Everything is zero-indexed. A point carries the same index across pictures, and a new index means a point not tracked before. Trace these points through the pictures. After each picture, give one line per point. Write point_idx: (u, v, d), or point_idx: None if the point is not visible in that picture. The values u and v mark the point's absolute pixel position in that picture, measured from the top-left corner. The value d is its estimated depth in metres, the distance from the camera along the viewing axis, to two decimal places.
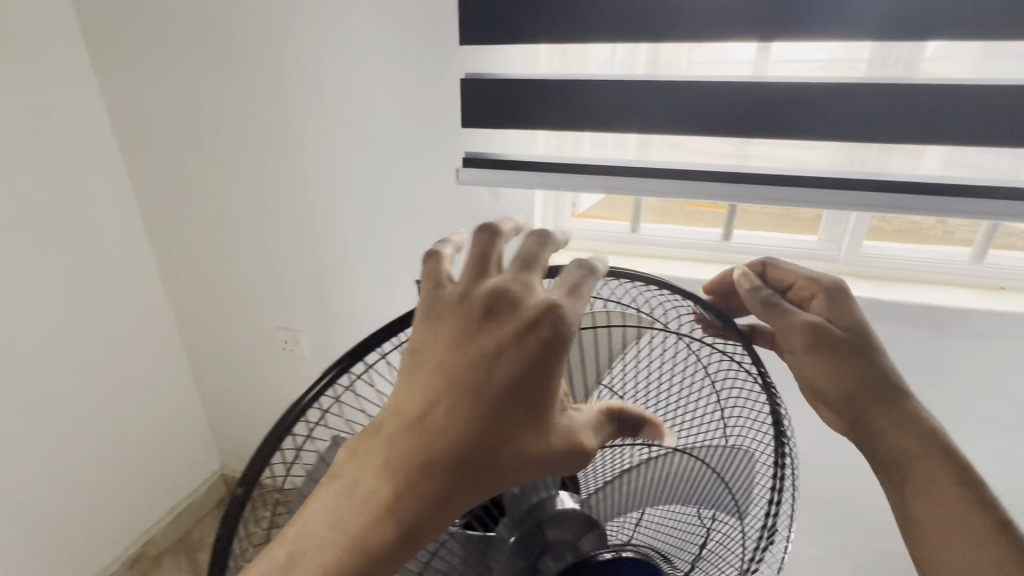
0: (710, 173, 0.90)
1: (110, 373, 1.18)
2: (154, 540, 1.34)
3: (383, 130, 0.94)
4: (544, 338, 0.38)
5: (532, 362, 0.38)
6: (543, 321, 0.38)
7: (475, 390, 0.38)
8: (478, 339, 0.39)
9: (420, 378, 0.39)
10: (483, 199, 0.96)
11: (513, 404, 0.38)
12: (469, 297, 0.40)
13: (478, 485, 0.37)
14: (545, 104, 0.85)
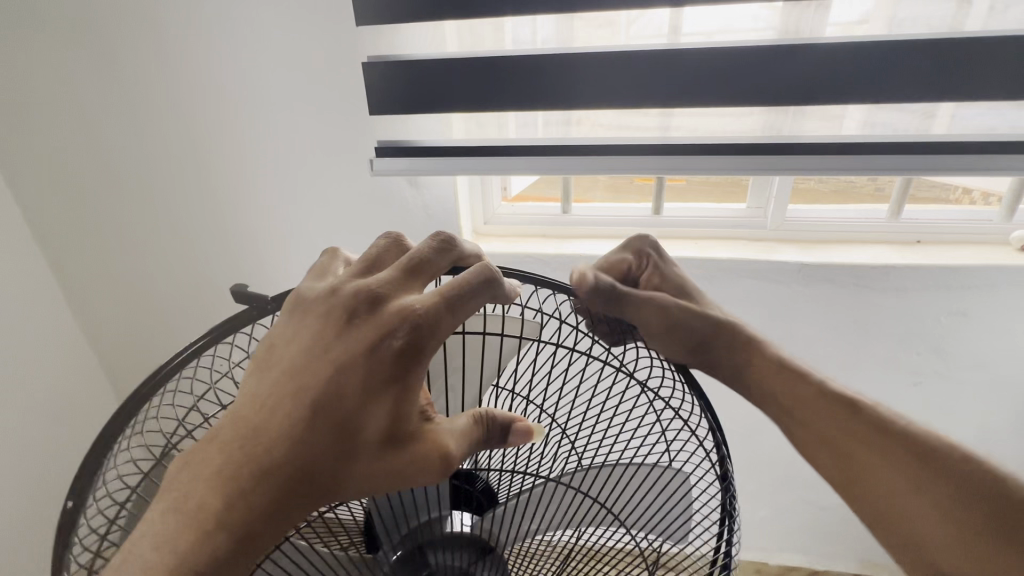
0: (634, 147, 0.88)
1: None
2: None
3: (290, 130, 0.85)
4: (399, 344, 0.38)
5: (384, 365, 0.38)
6: (401, 325, 0.38)
7: (321, 399, 0.37)
8: (336, 342, 0.39)
9: (267, 384, 0.39)
10: (402, 190, 0.91)
11: (362, 410, 0.38)
12: (337, 299, 0.40)
13: (307, 496, 0.37)
14: (456, 85, 0.80)
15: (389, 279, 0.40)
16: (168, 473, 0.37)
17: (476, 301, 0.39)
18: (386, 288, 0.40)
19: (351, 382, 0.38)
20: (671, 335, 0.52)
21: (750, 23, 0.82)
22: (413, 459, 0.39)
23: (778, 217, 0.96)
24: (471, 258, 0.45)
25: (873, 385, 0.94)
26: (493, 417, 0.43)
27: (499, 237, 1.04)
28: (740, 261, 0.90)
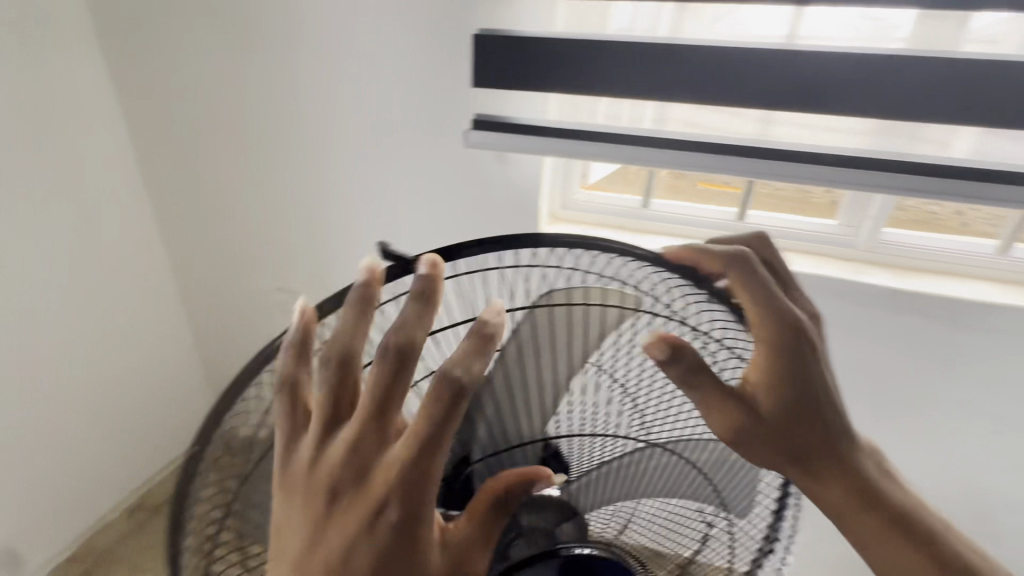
0: (715, 146, 0.84)
1: (104, 337, 1.17)
2: (152, 490, 1.33)
3: (387, 93, 0.89)
4: (397, 493, 0.31)
5: (392, 524, 0.31)
6: (391, 474, 0.31)
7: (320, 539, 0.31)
8: (317, 484, 0.32)
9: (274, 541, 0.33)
10: (489, 166, 0.91)
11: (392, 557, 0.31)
12: (312, 464, 0.33)
13: None
14: (563, 65, 0.80)
15: (355, 427, 0.32)
16: None
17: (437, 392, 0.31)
18: (357, 442, 0.32)
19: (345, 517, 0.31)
20: (796, 403, 0.44)
21: (879, 30, 0.77)
22: None
23: (871, 239, 0.92)
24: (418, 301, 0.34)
25: (948, 427, 0.89)
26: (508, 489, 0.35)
27: (574, 222, 1.02)
28: (825, 278, 0.86)
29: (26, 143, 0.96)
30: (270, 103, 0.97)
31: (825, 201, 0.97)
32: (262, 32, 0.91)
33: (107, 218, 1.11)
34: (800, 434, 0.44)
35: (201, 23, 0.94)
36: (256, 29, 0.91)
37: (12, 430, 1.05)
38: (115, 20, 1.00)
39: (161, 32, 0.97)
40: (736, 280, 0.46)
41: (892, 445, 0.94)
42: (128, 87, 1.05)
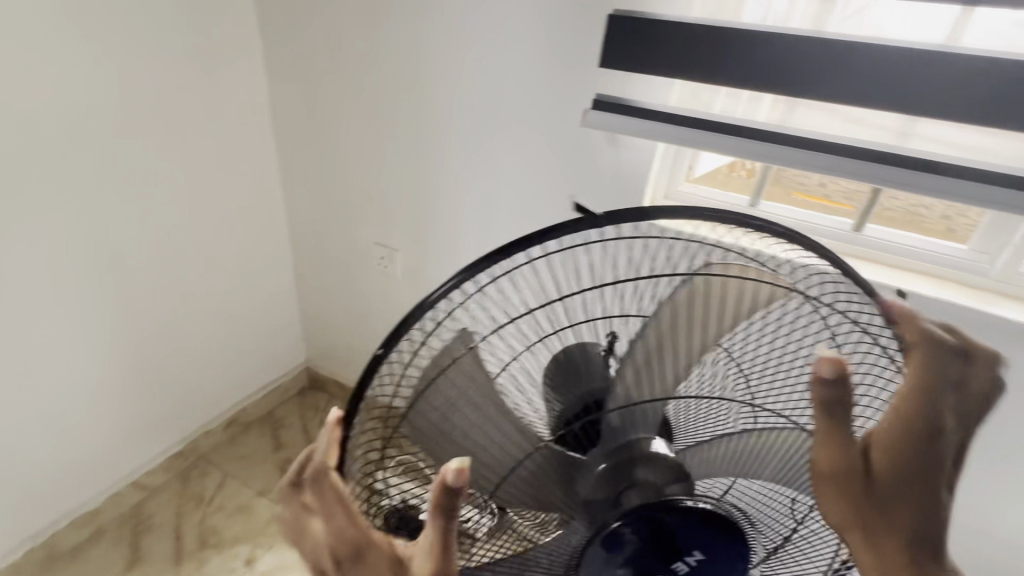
0: (854, 150, 0.76)
1: (225, 265, 1.29)
2: (245, 410, 1.47)
3: (507, 67, 0.93)
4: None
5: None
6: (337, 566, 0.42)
7: None
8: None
9: None
10: (598, 147, 0.92)
11: None
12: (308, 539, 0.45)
13: None
14: (689, 51, 0.77)
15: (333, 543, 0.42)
16: None
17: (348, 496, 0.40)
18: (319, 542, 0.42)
19: None
20: (891, 469, 0.42)
21: None
22: None
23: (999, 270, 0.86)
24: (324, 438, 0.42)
25: None
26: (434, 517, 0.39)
27: None
28: (944, 303, 0.81)
29: (188, 84, 1.09)
30: (398, 67, 1.04)
31: (949, 223, 0.91)
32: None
33: (240, 160, 1.23)
34: (876, 522, 0.43)
35: None
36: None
37: (146, 334, 1.18)
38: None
39: None
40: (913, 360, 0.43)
41: (986, 487, 0.88)
42: (273, 45, 1.16)
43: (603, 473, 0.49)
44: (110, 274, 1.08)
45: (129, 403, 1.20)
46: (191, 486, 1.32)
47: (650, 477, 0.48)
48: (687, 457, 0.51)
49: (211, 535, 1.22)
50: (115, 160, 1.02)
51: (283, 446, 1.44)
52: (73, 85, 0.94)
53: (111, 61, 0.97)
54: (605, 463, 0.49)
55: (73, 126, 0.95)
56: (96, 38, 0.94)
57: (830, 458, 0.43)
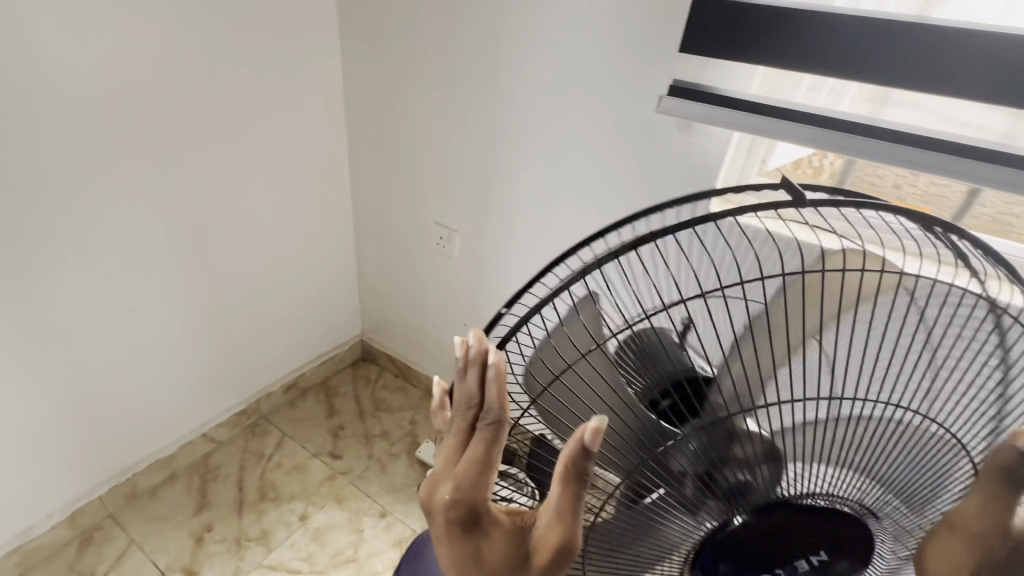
0: (953, 147, 0.70)
1: (293, 236, 1.36)
2: (304, 375, 1.55)
3: (581, 48, 0.93)
4: (461, 525, 0.42)
5: (465, 544, 0.42)
6: (450, 507, 0.42)
7: (458, 555, 0.42)
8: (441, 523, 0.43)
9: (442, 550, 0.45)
10: (670, 134, 0.90)
11: (502, 559, 0.41)
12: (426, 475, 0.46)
13: None
14: (775, 36, 0.74)
15: (459, 477, 0.42)
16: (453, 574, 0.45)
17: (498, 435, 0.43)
18: (444, 474, 0.43)
19: (466, 543, 0.42)
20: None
21: None
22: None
23: None
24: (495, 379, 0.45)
25: None
26: (569, 474, 0.40)
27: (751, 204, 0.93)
28: None
29: (270, 61, 1.14)
30: (470, 46, 1.05)
31: None
32: None
33: (313, 135, 1.29)
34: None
35: None
36: None
37: (221, 299, 1.26)
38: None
39: None
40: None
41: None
42: (351, 24, 1.20)
43: (702, 447, 0.48)
44: (194, 241, 1.15)
45: (203, 362, 1.29)
46: (253, 442, 1.41)
47: (752, 448, 0.47)
48: (781, 440, 0.49)
49: (270, 490, 1.30)
50: (203, 132, 1.08)
51: (336, 412, 1.52)
52: (172, 59, 0.99)
53: (208, 34, 1.02)
54: (702, 438, 0.48)
55: (168, 98, 1.01)
56: (194, 15, 0.99)
57: (977, 515, 0.40)
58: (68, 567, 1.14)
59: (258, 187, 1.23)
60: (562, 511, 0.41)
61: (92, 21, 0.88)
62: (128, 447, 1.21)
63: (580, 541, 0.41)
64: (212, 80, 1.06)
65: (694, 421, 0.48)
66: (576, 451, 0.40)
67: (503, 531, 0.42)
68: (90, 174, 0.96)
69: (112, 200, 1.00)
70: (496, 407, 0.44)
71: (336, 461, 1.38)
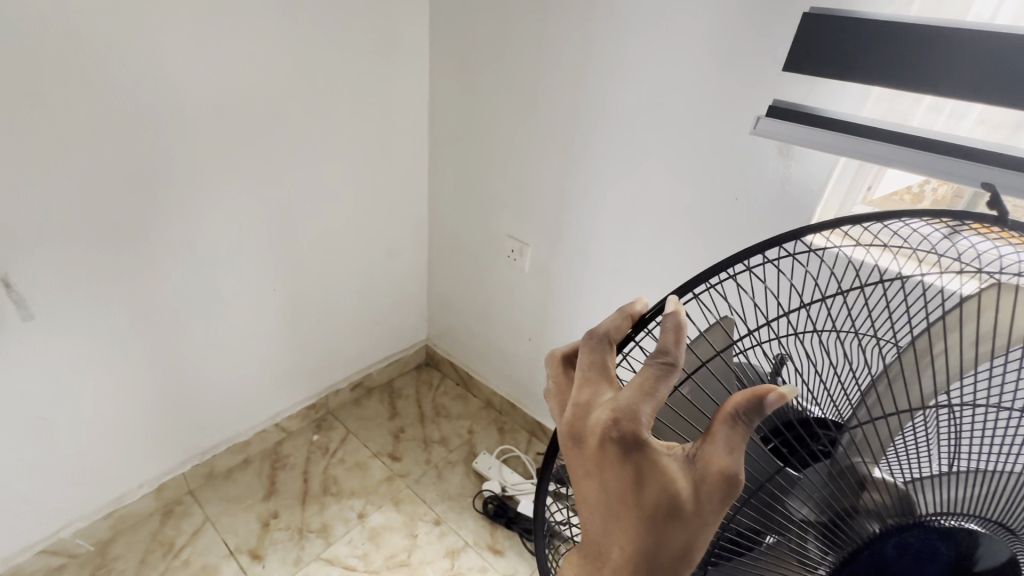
0: None
1: (370, 240, 1.41)
2: (371, 375, 1.60)
3: (672, 64, 0.90)
4: (620, 449, 0.34)
5: (618, 472, 0.35)
6: (610, 428, 0.35)
7: (608, 482, 0.35)
8: (592, 445, 0.36)
9: (580, 486, 0.37)
10: (766, 156, 0.85)
11: (660, 494, 0.34)
12: (565, 405, 0.40)
13: (660, 558, 0.34)
14: (896, 57, 0.67)
15: (624, 396, 0.35)
16: (588, 521, 0.37)
17: (670, 376, 0.36)
18: (599, 398, 0.37)
19: (617, 471, 0.35)
20: None
21: None
22: (700, 522, 0.34)
23: None
24: (676, 320, 0.38)
25: None
26: (739, 413, 0.34)
27: None
28: None
29: (362, 74, 1.20)
30: (555, 61, 1.05)
31: None
32: None
33: (396, 146, 1.34)
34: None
35: None
36: None
37: (299, 296, 1.33)
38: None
39: None
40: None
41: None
42: (441, 40, 1.24)
43: (827, 486, 0.45)
44: (281, 240, 1.22)
45: (280, 355, 1.36)
46: (320, 436, 1.47)
47: (891, 496, 0.43)
48: (919, 493, 0.43)
49: (332, 485, 1.35)
50: (297, 140, 1.15)
51: (398, 415, 1.55)
52: (277, 72, 1.06)
53: (308, 50, 1.09)
54: (826, 484, 0.45)
55: (269, 108, 1.08)
56: (298, 32, 1.06)
57: None
58: (151, 535, 1.23)
59: (343, 195, 1.29)
60: (732, 445, 0.34)
61: (212, 37, 0.96)
62: (211, 429, 1.30)
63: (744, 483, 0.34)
64: (309, 93, 1.13)
65: (818, 465, 0.45)
66: (755, 395, 0.34)
67: (666, 462, 0.34)
68: (199, 177, 1.04)
69: (215, 200, 1.08)
70: (673, 346, 0.37)
71: (395, 462, 1.41)
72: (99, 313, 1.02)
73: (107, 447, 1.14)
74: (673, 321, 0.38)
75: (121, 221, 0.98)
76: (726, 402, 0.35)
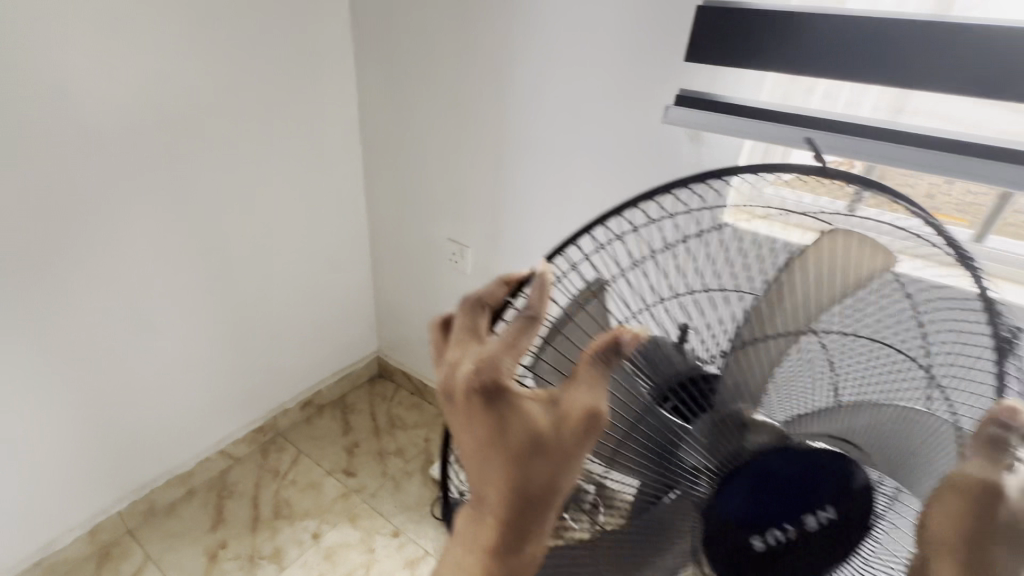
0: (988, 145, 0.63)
1: (307, 253, 1.37)
2: (321, 393, 1.56)
3: (586, 59, 0.93)
4: (484, 399, 0.34)
5: (484, 423, 0.34)
6: (473, 381, 0.34)
7: (478, 434, 0.35)
8: (461, 400, 0.35)
9: (457, 441, 0.37)
10: (679, 144, 0.88)
11: (525, 437, 0.34)
12: (440, 366, 0.39)
13: (532, 498, 0.35)
14: (781, 44, 0.71)
15: (487, 349, 0.35)
16: (467, 472, 0.37)
17: (535, 325, 0.36)
18: (468, 351, 0.37)
19: (484, 420, 0.34)
20: None
21: None
22: (567, 461, 0.34)
23: None
24: (542, 275, 0.38)
25: None
26: (601, 353, 0.36)
27: None
28: None
29: (285, 84, 1.17)
30: (478, 62, 1.06)
31: None
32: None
33: (328, 155, 1.32)
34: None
35: None
36: None
37: (234, 316, 1.27)
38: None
39: None
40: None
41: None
42: (365, 45, 1.23)
43: (709, 434, 0.46)
44: (211, 258, 1.18)
45: (222, 377, 1.31)
46: (270, 459, 1.41)
47: (772, 431, 0.44)
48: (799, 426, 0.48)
49: (284, 507, 1.30)
50: (220, 154, 1.11)
51: (352, 430, 1.51)
52: (191, 83, 1.03)
53: (226, 62, 1.06)
54: (710, 430, 0.47)
55: (185, 122, 1.04)
56: (211, 43, 1.03)
57: None
58: None
59: (277, 208, 1.26)
60: (594, 384, 0.35)
61: (116, 51, 0.92)
62: (149, 462, 1.23)
63: (608, 419, 0.35)
64: (231, 106, 1.09)
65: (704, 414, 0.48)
66: (615, 335, 0.36)
67: (530, 407, 0.35)
68: (115, 197, 0.99)
69: (133, 220, 1.03)
70: (538, 298, 0.37)
71: (350, 478, 1.37)
72: (8, 348, 0.96)
73: (27, 493, 1.06)
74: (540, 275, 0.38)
75: (23, 248, 0.92)
76: (591, 345, 0.37)
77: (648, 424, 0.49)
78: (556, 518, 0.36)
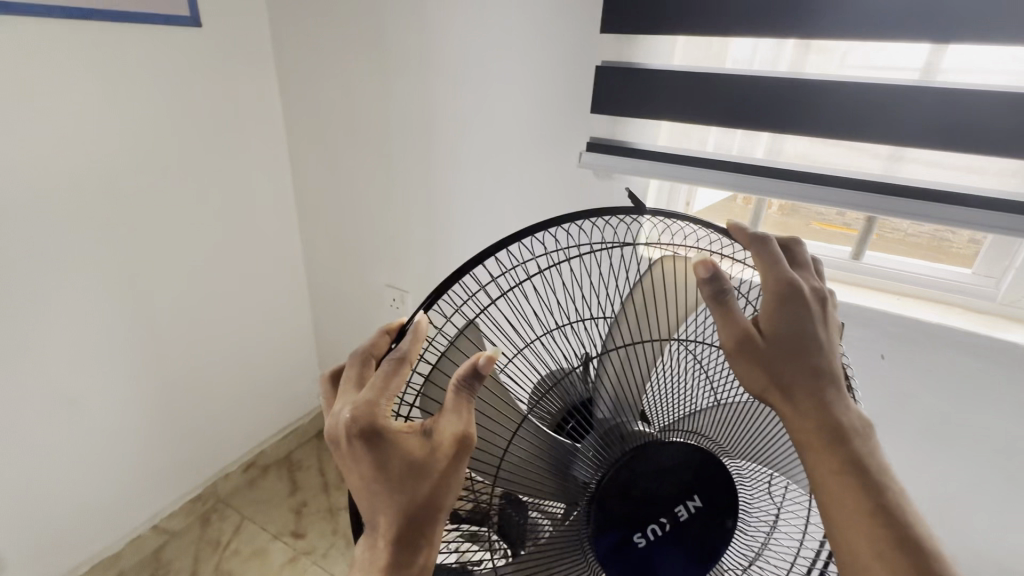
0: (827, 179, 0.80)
1: (243, 309, 1.34)
2: (263, 452, 1.49)
3: (502, 113, 1.00)
4: (364, 442, 0.44)
5: (369, 460, 0.44)
6: (355, 430, 0.44)
7: (364, 470, 0.45)
8: (347, 445, 0.44)
9: (349, 477, 0.47)
10: (594, 186, 0.97)
11: (402, 466, 0.45)
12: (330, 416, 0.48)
13: (416, 507, 0.46)
14: (666, 98, 0.83)
15: (361, 402, 0.44)
16: (363, 500, 0.47)
17: (401, 375, 0.45)
18: (348, 402, 0.45)
19: (367, 458, 0.44)
20: (762, 367, 0.52)
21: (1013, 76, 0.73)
22: (439, 475, 0.46)
23: (992, 292, 0.88)
24: (410, 332, 0.47)
25: None
26: (459, 388, 0.46)
27: None
28: (933, 323, 0.84)
29: (212, 144, 1.17)
30: (404, 118, 1.11)
31: (937, 244, 0.94)
32: (404, 53, 1.06)
33: (261, 211, 1.31)
34: (792, 385, 0.53)
35: (355, 50, 1.11)
36: (402, 51, 1.06)
37: (165, 381, 1.22)
38: (288, 51, 1.21)
39: (321, 54, 1.16)
40: (756, 258, 0.55)
41: (1011, 521, 0.86)
42: (292, 103, 1.26)
43: (596, 448, 0.55)
44: (137, 324, 1.13)
45: (153, 446, 1.24)
46: (209, 531, 1.33)
47: (645, 437, 0.55)
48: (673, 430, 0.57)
49: None
50: (144, 217, 1.09)
51: (299, 488, 1.45)
52: (110, 149, 1.02)
53: (147, 127, 1.06)
54: (598, 444, 0.55)
55: (104, 187, 1.02)
56: (130, 109, 1.03)
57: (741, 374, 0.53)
58: None
59: (208, 267, 1.23)
60: (456, 413, 0.46)
61: (26, 123, 0.91)
62: (68, 547, 1.15)
63: (469, 438, 0.46)
64: (154, 168, 1.08)
65: (592, 434, 0.55)
66: (468, 371, 0.46)
67: (404, 441, 0.45)
68: (28, 269, 0.96)
69: (48, 292, 0.99)
70: (405, 352, 0.46)
71: (299, 540, 1.31)
72: None
73: None
74: (408, 334, 0.47)
75: None
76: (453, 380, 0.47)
77: (548, 445, 0.56)
78: (440, 519, 0.47)
